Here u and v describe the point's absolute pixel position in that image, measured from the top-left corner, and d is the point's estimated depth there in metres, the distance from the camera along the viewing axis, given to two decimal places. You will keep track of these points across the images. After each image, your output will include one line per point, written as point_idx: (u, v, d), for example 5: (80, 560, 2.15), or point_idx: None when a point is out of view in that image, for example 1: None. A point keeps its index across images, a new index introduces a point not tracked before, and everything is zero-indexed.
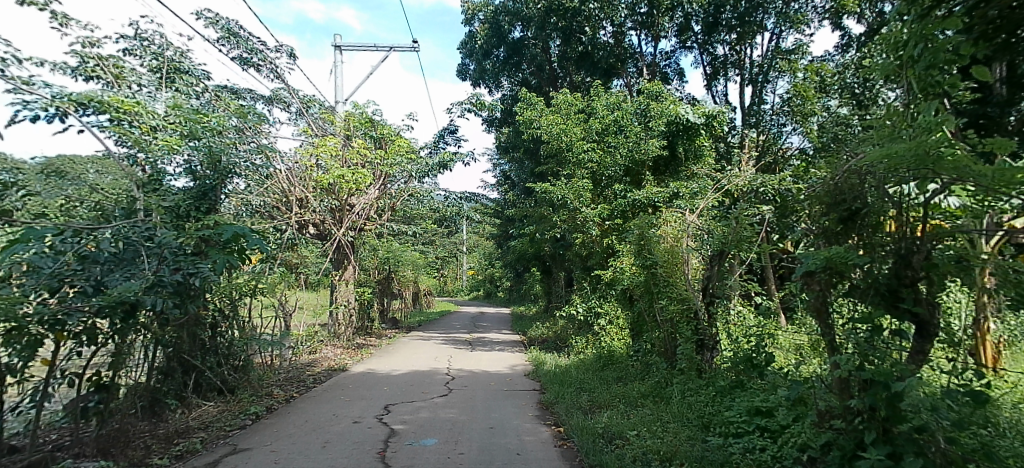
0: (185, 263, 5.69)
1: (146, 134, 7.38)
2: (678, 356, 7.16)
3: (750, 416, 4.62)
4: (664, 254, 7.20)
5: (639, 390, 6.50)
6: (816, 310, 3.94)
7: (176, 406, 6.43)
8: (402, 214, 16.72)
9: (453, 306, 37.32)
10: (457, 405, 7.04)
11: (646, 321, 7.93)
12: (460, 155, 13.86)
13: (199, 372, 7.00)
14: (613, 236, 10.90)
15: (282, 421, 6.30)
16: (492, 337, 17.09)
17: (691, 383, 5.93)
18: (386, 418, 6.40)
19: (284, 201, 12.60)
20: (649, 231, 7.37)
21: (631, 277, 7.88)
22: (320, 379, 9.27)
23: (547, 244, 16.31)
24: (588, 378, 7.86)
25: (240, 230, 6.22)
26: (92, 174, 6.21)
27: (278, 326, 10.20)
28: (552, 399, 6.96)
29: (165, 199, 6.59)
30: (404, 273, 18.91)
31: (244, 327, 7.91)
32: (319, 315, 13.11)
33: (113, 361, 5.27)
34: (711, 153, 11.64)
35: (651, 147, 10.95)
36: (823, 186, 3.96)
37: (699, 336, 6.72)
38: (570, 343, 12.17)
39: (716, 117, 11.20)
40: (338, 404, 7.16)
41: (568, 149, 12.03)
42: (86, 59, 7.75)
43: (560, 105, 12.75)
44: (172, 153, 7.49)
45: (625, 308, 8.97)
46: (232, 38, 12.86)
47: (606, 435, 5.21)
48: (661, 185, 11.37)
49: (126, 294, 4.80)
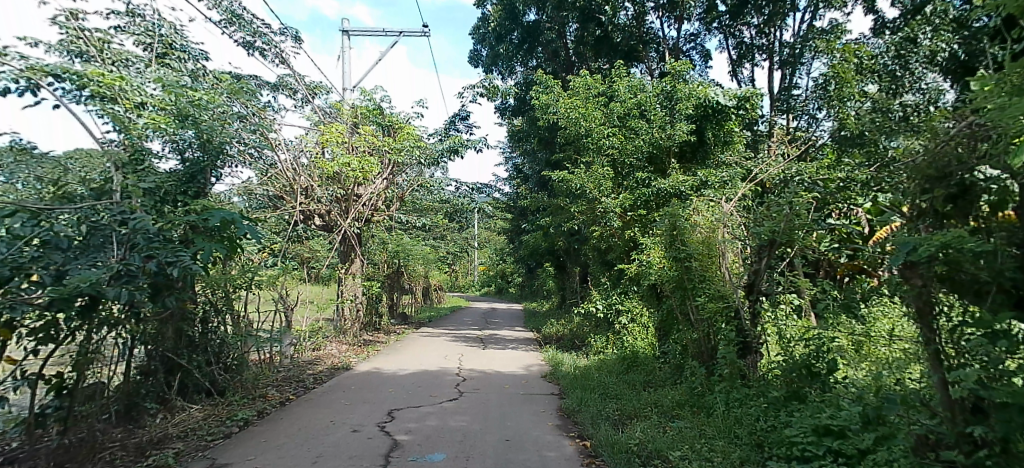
0: (165, 251, 5.06)
1: (131, 112, 6.68)
2: (716, 360, 6.42)
3: (817, 437, 3.91)
4: (699, 246, 6.45)
5: (674, 399, 5.79)
6: (918, 311, 3.21)
7: (157, 410, 5.79)
8: (411, 205, 16.08)
9: (463, 302, 36.68)
10: (469, 411, 6.34)
11: (677, 320, 7.18)
12: (472, 142, 13.14)
13: (187, 372, 6.37)
14: (636, 228, 10.15)
15: (274, 429, 5.66)
16: (504, 333, 16.41)
17: (735, 392, 5.22)
18: (389, 427, 5.72)
19: (287, 189, 11.95)
20: (682, 220, 6.60)
21: (661, 271, 7.13)
22: (321, 378, 8.64)
23: (562, 238, 15.64)
24: (613, 382, 7.15)
25: (229, 216, 5.65)
26: (112, 167, 5.57)
27: (279, 321, 9.56)
28: (574, 406, 6.27)
29: (145, 180, 5.91)
30: (415, 267, 18.25)
31: (239, 322, 7.27)
32: (325, 309, 12.53)
33: (78, 361, 4.64)
34: (741, 141, 10.89)
35: (678, 132, 10.19)
36: (920, 158, 3.26)
37: (743, 337, 6.00)
38: (588, 342, 11.50)
39: (748, 100, 10.47)
40: (338, 409, 6.48)
41: (587, 134, 11.28)
42: (68, 31, 7.08)
43: (580, 89, 11.96)
44: (159, 131, 6.80)
45: (651, 305, 8.24)
46: (235, 21, 12.17)
47: (643, 455, 4.51)
48: (688, 174, 10.60)
49: (83, 285, 4.13)
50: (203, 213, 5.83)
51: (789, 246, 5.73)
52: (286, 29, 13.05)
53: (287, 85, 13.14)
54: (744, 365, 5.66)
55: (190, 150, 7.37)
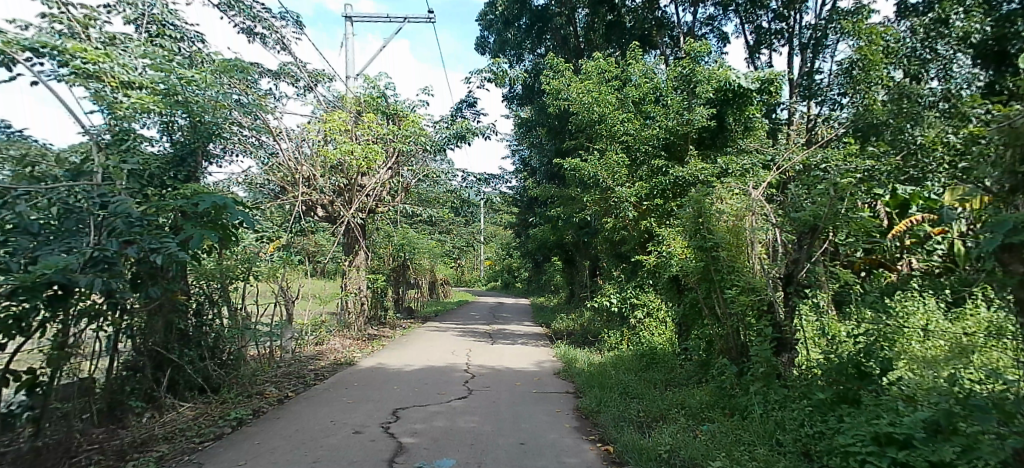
0: (148, 236, 4.67)
1: (116, 90, 6.23)
2: (747, 358, 5.94)
3: (878, 446, 3.46)
4: (727, 234, 5.97)
5: (703, 400, 5.33)
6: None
7: (143, 410, 5.38)
8: (417, 196, 15.64)
9: (470, 297, 36.22)
10: (480, 411, 5.90)
11: (701, 314, 6.69)
12: (480, 130, 12.67)
13: (177, 368, 5.94)
14: (653, 219, 9.66)
15: (270, 430, 5.24)
16: (512, 329, 15.95)
17: (772, 392, 4.78)
18: (393, 428, 5.29)
19: (289, 178, 11.52)
20: (709, 207, 6.12)
21: (684, 262, 6.66)
22: (322, 375, 8.21)
23: (572, 230, 15.19)
24: (634, 381, 6.68)
25: (220, 201, 5.25)
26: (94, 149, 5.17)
27: (279, 315, 9.14)
28: (593, 407, 5.82)
29: (128, 162, 5.48)
30: (421, 261, 17.84)
31: (236, 315, 6.84)
32: (329, 303, 12.10)
33: (52, 357, 4.26)
34: (762, 127, 10.38)
35: (698, 117, 9.67)
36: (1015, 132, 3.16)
37: (779, 332, 5.51)
38: (601, 337, 11.06)
39: (771, 82, 9.95)
40: (339, 409, 6.04)
41: (600, 121, 10.78)
42: (51, 6, 6.63)
43: (592, 73, 11.45)
44: (148, 112, 6.35)
45: (671, 299, 7.74)
46: (234, 4, 11.70)
47: (676, 465, 4.07)
48: (707, 161, 10.07)
49: (49, 272, 3.71)
50: (192, 197, 5.45)
51: (836, 233, 5.23)
52: (286, 13, 12.59)
53: (288, 72, 12.72)
54: (779, 363, 5.19)
55: (180, 131, 6.93)
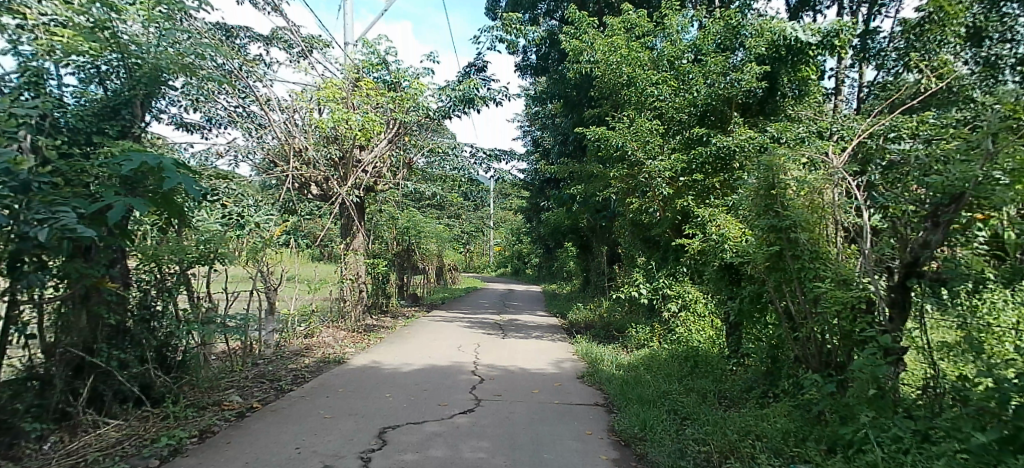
0: (35, 204, 3.51)
1: (32, 26, 4.89)
2: (835, 371, 4.63)
3: None
4: (806, 212, 4.61)
5: (785, 430, 4.06)
6: None
7: (54, 432, 4.19)
8: (421, 173, 14.30)
9: (481, 283, 35.10)
10: (489, 434, 4.63)
11: (765, 312, 5.35)
12: (490, 97, 11.22)
13: (106, 376, 4.68)
14: (690, 197, 8.27)
15: (213, 462, 3.99)
16: (525, 320, 14.62)
17: (894, 427, 3.48)
18: (375, 461, 4.03)
19: (278, 151, 10.32)
20: (780, 177, 4.74)
21: (743, 246, 5.31)
22: (306, 377, 6.97)
23: (590, 212, 13.83)
24: (681, 395, 5.37)
25: (153, 162, 4.03)
26: None
27: (259, 304, 7.91)
28: (638, 434, 4.55)
29: (29, 106, 4.22)
30: (427, 246, 16.57)
31: (197, 307, 5.62)
32: (322, 291, 10.88)
33: None
34: (817, 92, 8.95)
35: (746, 77, 8.24)
36: None
37: (891, 343, 4.14)
38: (628, 332, 9.74)
39: (836, 35, 8.39)
40: (312, 428, 4.80)
41: (628, 84, 9.44)
42: None
43: (619, 30, 10.05)
44: (78, 55, 5.05)
45: (720, 292, 6.35)
46: None
47: None
48: (754, 129, 8.64)
49: None
50: (119, 156, 4.20)
51: (980, 207, 3.66)
52: None
53: (280, 37, 11.48)
54: (891, 382, 3.88)
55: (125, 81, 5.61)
